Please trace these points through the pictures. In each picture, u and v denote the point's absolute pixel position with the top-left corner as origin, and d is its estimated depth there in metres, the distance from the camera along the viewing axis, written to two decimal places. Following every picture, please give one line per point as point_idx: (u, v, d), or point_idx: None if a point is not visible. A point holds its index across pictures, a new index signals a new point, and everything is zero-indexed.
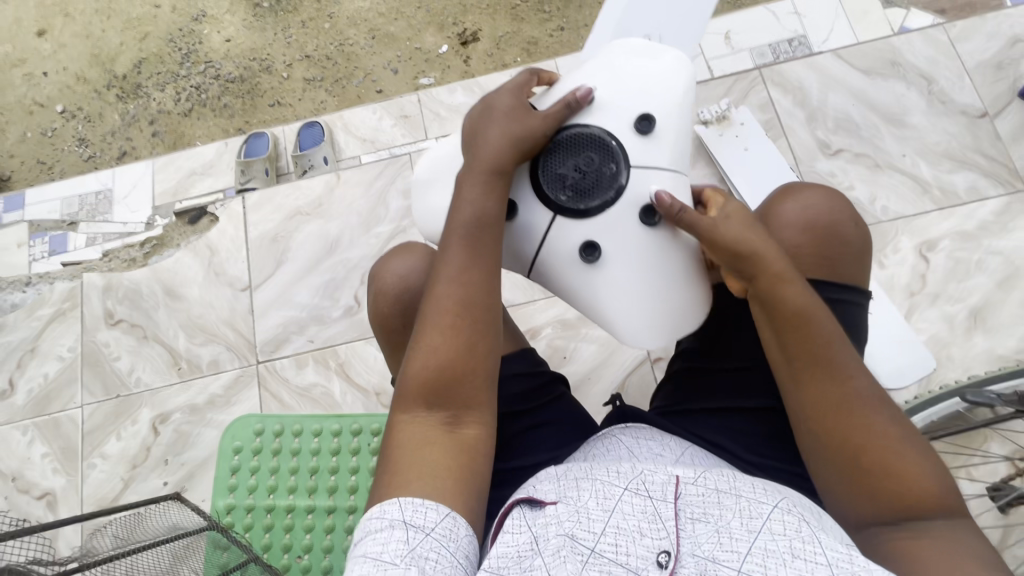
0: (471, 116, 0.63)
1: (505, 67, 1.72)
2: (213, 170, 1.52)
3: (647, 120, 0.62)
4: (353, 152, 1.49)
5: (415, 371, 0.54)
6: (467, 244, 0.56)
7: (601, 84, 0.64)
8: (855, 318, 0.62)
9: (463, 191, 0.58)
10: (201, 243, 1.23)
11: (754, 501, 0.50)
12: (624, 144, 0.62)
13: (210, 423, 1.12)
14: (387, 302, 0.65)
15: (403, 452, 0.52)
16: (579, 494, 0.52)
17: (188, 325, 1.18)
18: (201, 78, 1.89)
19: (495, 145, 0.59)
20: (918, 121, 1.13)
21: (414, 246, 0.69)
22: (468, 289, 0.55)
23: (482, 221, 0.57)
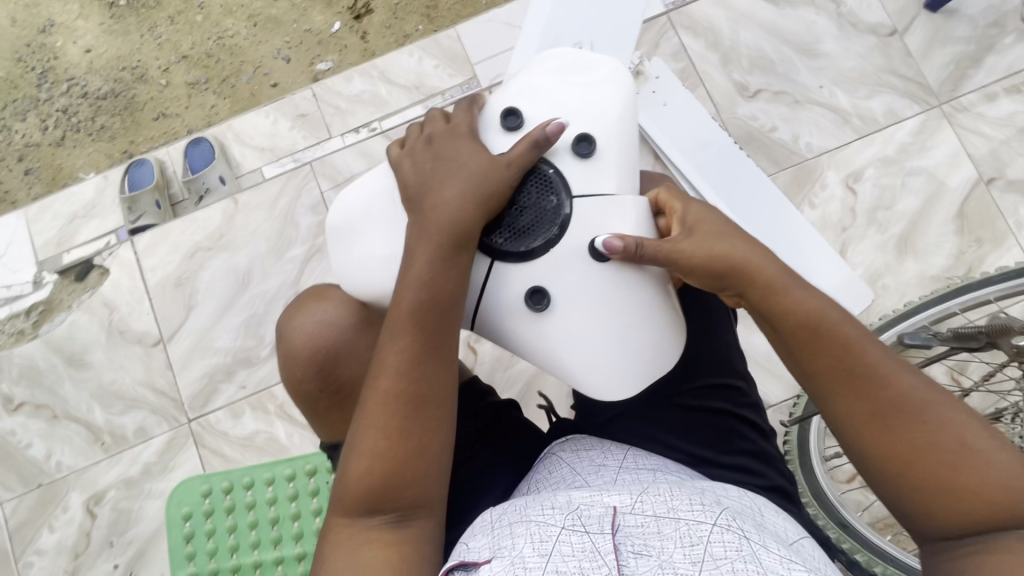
0: (415, 160, 0.55)
1: (407, 38, 1.56)
2: (96, 210, 1.34)
3: (585, 141, 0.54)
4: (253, 165, 1.34)
5: (354, 471, 0.48)
6: (415, 328, 0.50)
7: (534, 104, 0.55)
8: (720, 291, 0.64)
9: (412, 264, 0.51)
10: (97, 300, 1.10)
11: (693, 522, 0.46)
12: (562, 171, 0.54)
13: (151, 494, 1.04)
14: (298, 364, 0.58)
15: (336, 562, 0.47)
16: (513, 543, 0.46)
17: (103, 394, 1.07)
18: (68, 99, 1.66)
19: (455, 206, 0.51)
20: (831, 47, 1.09)
21: (322, 289, 0.62)
22: (416, 385, 0.49)
23: (433, 303, 0.50)
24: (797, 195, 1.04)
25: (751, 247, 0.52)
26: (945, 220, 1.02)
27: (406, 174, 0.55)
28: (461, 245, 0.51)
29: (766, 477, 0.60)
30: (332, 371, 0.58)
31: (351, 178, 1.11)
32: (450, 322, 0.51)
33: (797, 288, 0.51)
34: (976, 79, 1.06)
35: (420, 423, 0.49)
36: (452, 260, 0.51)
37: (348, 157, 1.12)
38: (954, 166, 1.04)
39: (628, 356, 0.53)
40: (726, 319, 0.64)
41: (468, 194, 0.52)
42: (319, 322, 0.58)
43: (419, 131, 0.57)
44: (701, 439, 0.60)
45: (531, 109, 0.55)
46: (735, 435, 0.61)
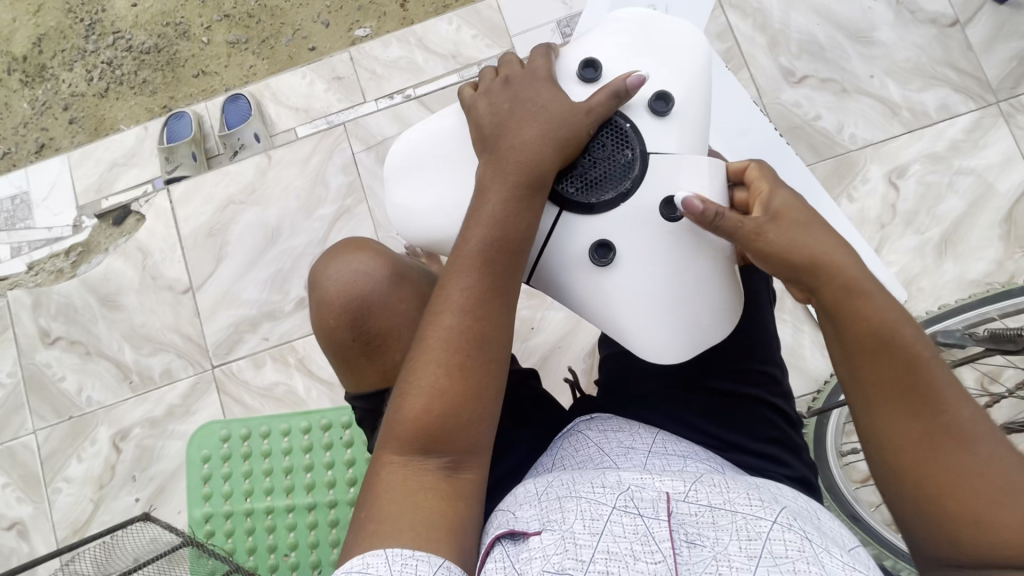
0: (492, 101, 0.54)
1: (446, 8, 1.55)
2: (135, 159, 1.38)
3: (662, 99, 0.53)
4: (287, 125, 1.36)
5: (410, 407, 0.48)
6: (481, 266, 0.50)
7: (612, 59, 0.54)
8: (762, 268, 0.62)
9: (483, 207, 0.51)
10: (132, 245, 1.14)
11: (750, 517, 0.46)
12: (638, 127, 0.53)
13: (173, 435, 1.08)
14: (333, 312, 0.58)
15: (385, 494, 0.47)
16: (563, 516, 0.47)
17: (133, 336, 1.11)
18: (113, 52, 1.70)
19: (536, 148, 0.51)
20: (886, 35, 1.04)
21: (357, 242, 0.62)
22: (478, 326, 0.49)
23: (501, 245, 0.50)
24: (836, 188, 1.01)
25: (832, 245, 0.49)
26: (991, 223, 0.98)
27: (481, 115, 0.54)
28: (536, 188, 0.51)
29: (789, 466, 0.58)
30: (365, 320, 0.58)
31: (383, 141, 1.11)
32: (515, 269, 0.51)
33: (875, 296, 0.48)
34: None
35: (479, 364, 0.49)
36: (526, 203, 0.51)
37: (381, 120, 1.12)
38: (1007, 168, 0.99)
39: (683, 318, 0.52)
40: (765, 305, 0.62)
41: (547, 138, 0.51)
42: (362, 270, 0.58)
43: (494, 75, 0.56)
44: (726, 423, 0.59)
45: (610, 64, 0.54)
46: (763, 422, 0.60)
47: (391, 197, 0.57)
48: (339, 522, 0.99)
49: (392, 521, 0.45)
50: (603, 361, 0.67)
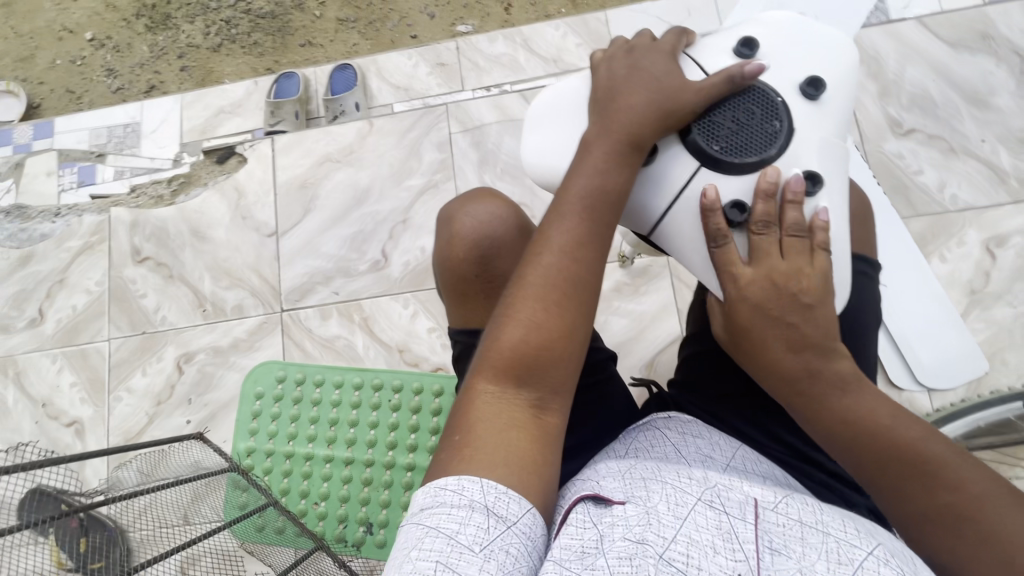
0: (610, 67, 0.55)
1: (548, 18, 1.62)
2: (241, 110, 1.47)
3: (814, 85, 0.53)
4: (385, 100, 1.42)
5: (505, 335, 0.48)
6: (590, 215, 0.50)
7: (772, 44, 0.54)
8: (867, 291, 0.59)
9: (587, 157, 0.52)
10: (230, 184, 1.21)
11: (845, 542, 0.45)
12: (789, 104, 0.53)
13: (233, 367, 1.12)
14: (461, 248, 0.60)
15: (477, 421, 0.47)
16: (648, 495, 0.48)
17: (214, 268, 1.17)
18: (233, 12, 1.82)
19: (641, 111, 0.51)
20: (1004, 103, 1.02)
21: (487, 192, 0.65)
22: (583, 269, 0.50)
23: (605, 193, 0.51)
24: (928, 245, 0.99)
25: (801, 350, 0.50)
26: None
27: (598, 79, 0.55)
28: (638, 147, 0.51)
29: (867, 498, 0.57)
30: (491, 261, 0.59)
31: (480, 127, 1.15)
32: (614, 216, 0.51)
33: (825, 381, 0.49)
34: None
35: (579, 305, 0.49)
36: (630, 159, 0.51)
37: (481, 108, 1.17)
38: None
39: None
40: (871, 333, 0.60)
41: (659, 100, 0.52)
42: (493, 214, 0.61)
43: (621, 43, 0.57)
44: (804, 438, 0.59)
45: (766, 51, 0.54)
46: None
47: (530, 131, 0.58)
48: (372, 481, 1.01)
49: (485, 449, 0.45)
50: (681, 363, 0.68)
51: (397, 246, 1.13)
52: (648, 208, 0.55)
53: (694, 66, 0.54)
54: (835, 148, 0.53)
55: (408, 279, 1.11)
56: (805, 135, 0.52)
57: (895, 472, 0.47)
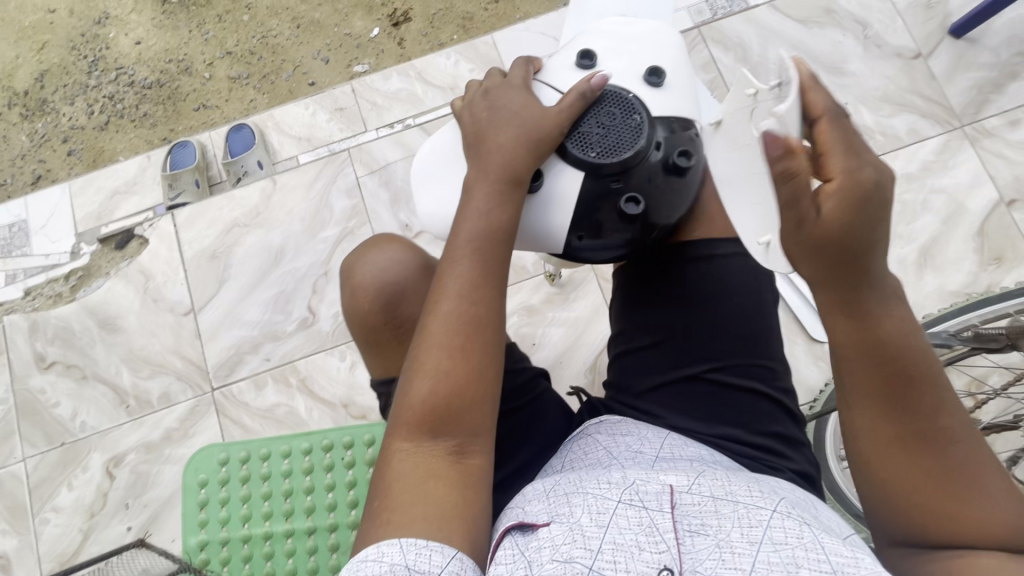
0: (473, 113, 0.57)
1: (442, 46, 1.65)
2: (137, 187, 1.41)
3: (656, 74, 0.56)
4: (289, 153, 1.40)
5: (415, 391, 0.48)
6: (478, 257, 0.51)
7: (605, 49, 0.58)
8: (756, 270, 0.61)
9: (468, 202, 0.52)
10: (133, 268, 1.14)
11: (751, 506, 0.47)
12: (640, 97, 0.55)
13: (169, 460, 1.05)
14: (365, 299, 0.58)
15: (398, 486, 0.46)
16: (570, 510, 0.48)
17: (131, 359, 1.10)
18: (115, 87, 1.75)
19: (508, 149, 0.53)
20: (856, 67, 1.12)
21: (391, 238, 0.64)
22: (479, 310, 0.50)
23: (490, 235, 0.52)
24: None
25: (845, 279, 0.45)
26: (965, 237, 1.04)
27: (466, 129, 0.57)
28: (515, 182, 0.52)
29: (793, 460, 0.58)
30: (398, 307, 0.57)
31: (385, 166, 1.15)
32: (502, 254, 0.52)
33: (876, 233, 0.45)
34: (998, 104, 1.08)
35: (481, 345, 0.49)
36: (505, 195, 0.52)
37: (384, 146, 1.16)
38: (975, 187, 1.06)
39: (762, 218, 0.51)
40: (771, 301, 0.61)
41: (522, 134, 0.53)
42: (394, 260, 0.59)
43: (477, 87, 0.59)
44: (731, 418, 0.59)
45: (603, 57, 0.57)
46: (769, 418, 0.59)
47: (420, 195, 0.59)
48: (339, 546, 0.97)
49: (405, 511, 0.45)
50: (611, 363, 0.66)
51: (323, 300, 1.10)
52: (553, 229, 0.55)
53: (545, 89, 0.57)
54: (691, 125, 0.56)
55: (341, 330, 1.09)
56: (663, 123, 0.54)
57: (928, 439, 0.46)
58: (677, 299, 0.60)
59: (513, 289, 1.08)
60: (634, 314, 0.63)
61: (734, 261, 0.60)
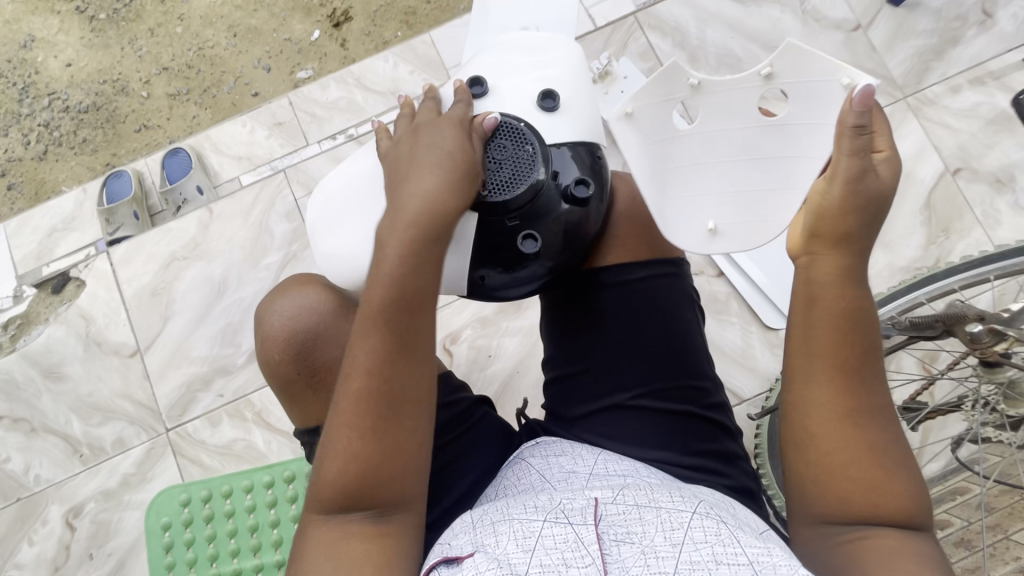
0: (396, 150, 0.52)
1: (386, 44, 1.59)
2: (75, 223, 1.35)
3: (549, 97, 0.54)
4: (231, 174, 1.35)
5: (328, 466, 0.47)
6: (393, 324, 0.47)
7: (496, 73, 0.56)
8: (678, 288, 0.60)
9: (382, 259, 0.48)
10: (73, 313, 1.10)
11: (672, 509, 0.49)
12: (532, 124, 0.53)
13: (130, 505, 1.03)
14: (277, 347, 0.57)
15: (314, 557, 0.46)
16: (497, 540, 0.48)
17: (80, 407, 1.07)
18: (49, 113, 1.67)
19: (425, 202, 0.47)
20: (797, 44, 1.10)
21: (307, 276, 0.61)
22: (396, 381, 0.47)
23: (407, 299, 0.47)
24: None
25: (852, 238, 0.48)
26: (913, 212, 1.03)
27: (387, 169, 0.52)
28: (434, 239, 0.48)
29: (727, 475, 0.58)
30: (311, 354, 0.57)
31: None
32: (419, 322, 0.48)
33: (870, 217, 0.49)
34: (940, 72, 1.07)
35: (398, 417, 0.47)
36: (424, 256, 0.48)
37: (321, 164, 1.12)
38: (920, 159, 1.05)
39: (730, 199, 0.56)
40: (694, 319, 0.60)
41: (437, 184, 0.48)
42: (309, 303, 0.57)
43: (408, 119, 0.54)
44: (664, 439, 0.58)
45: (494, 80, 0.55)
46: (697, 435, 0.58)
47: (317, 248, 0.58)
48: None
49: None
50: (547, 386, 0.64)
51: None
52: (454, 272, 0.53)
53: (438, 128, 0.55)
54: (592, 145, 0.55)
55: None
56: (558, 148, 0.53)
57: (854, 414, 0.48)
58: (600, 326, 0.58)
59: (465, 302, 1.06)
60: (561, 340, 0.61)
61: (654, 284, 0.58)
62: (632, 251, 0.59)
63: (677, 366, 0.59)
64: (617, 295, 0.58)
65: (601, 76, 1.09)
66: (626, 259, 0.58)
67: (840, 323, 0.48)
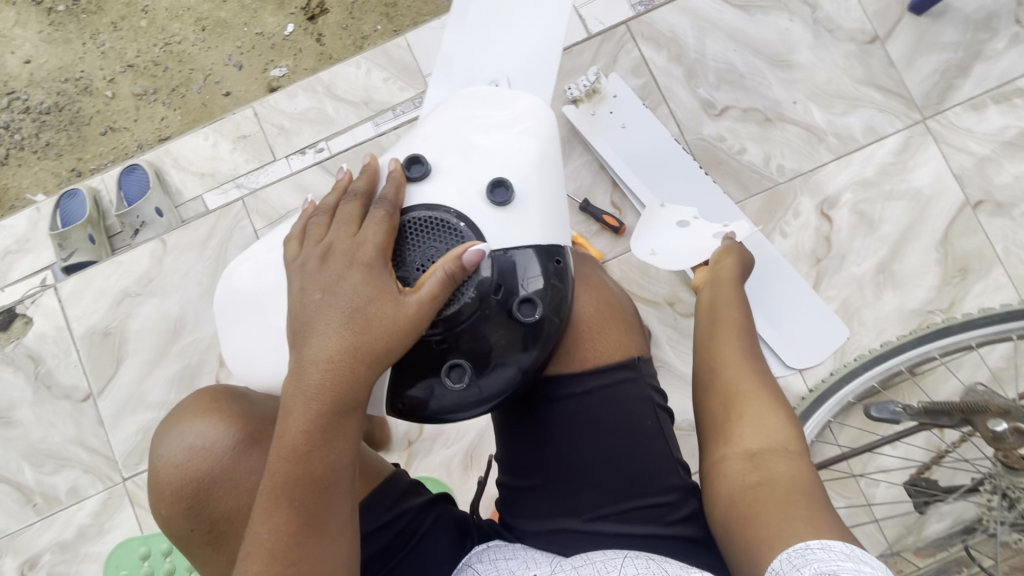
0: (305, 280, 0.43)
1: (364, 41, 1.47)
2: (30, 245, 1.27)
3: (500, 186, 0.46)
4: (194, 193, 1.26)
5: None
6: (297, 504, 0.40)
7: (442, 151, 0.48)
8: (637, 395, 0.53)
9: (287, 428, 0.41)
10: (21, 352, 1.03)
11: (605, 560, 0.49)
12: (475, 223, 0.45)
13: (86, 558, 0.98)
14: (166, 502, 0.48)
15: None
16: None
17: (32, 454, 1.01)
18: (9, 115, 1.57)
19: (335, 362, 0.41)
20: (806, 58, 0.99)
21: (204, 394, 0.51)
22: (299, 558, 0.40)
23: (314, 477, 0.41)
24: (768, 224, 0.96)
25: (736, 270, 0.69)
26: (927, 248, 0.94)
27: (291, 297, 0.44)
28: (349, 410, 0.42)
29: None
30: (203, 505, 0.48)
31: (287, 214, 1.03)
32: (332, 503, 0.41)
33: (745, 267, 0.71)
34: (964, 90, 0.96)
35: None
36: (336, 430, 0.41)
37: (283, 191, 1.03)
38: (938, 189, 0.95)
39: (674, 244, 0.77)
40: (656, 427, 0.53)
41: (355, 341, 0.41)
42: (201, 446, 0.48)
43: (320, 230, 0.45)
44: None
45: (439, 160, 0.47)
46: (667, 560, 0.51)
47: (228, 346, 0.50)
48: None
49: None
50: (501, 493, 0.57)
51: None
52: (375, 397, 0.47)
53: None
54: (551, 240, 0.47)
55: None
56: (507, 249, 0.45)
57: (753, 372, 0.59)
58: (553, 438, 0.52)
59: None
60: (513, 449, 0.54)
61: (611, 392, 0.52)
62: (587, 356, 0.52)
63: (640, 480, 0.52)
64: (571, 403, 0.52)
65: (585, 96, 0.97)
66: (585, 366, 0.52)
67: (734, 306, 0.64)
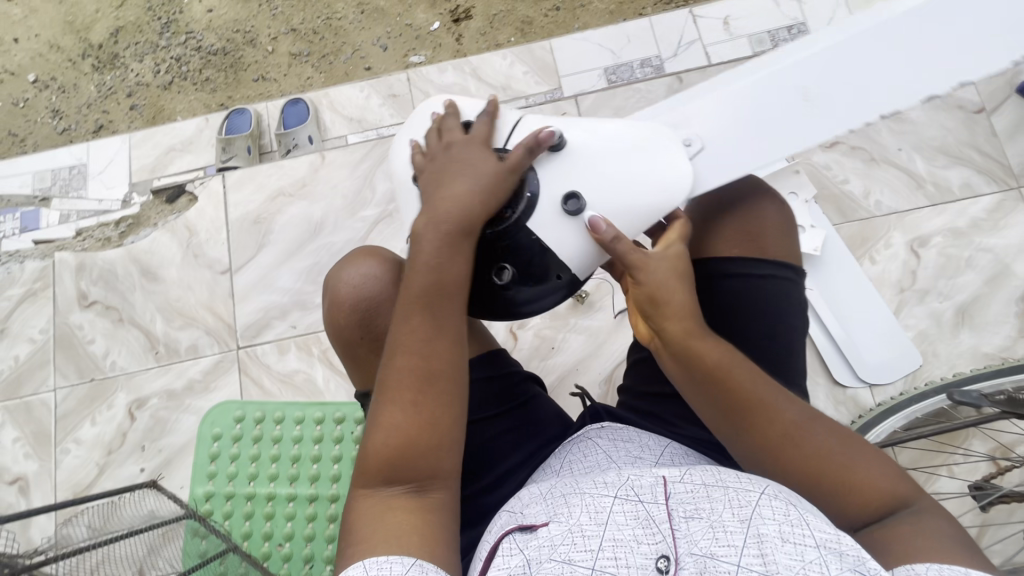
0: (445, 146, 0.61)
1: (498, 47, 1.66)
2: (192, 147, 1.46)
3: (575, 199, 0.60)
4: (339, 132, 1.44)
5: (373, 445, 0.52)
6: (428, 310, 0.54)
7: (582, 143, 0.62)
8: (791, 294, 0.62)
9: (421, 254, 0.55)
10: (180, 222, 1.19)
11: (740, 489, 0.49)
12: (535, 203, 0.60)
13: (188, 409, 1.09)
14: (344, 311, 0.64)
15: (364, 524, 0.49)
16: (570, 510, 0.49)
17: (166, 309, 1.15)
18: (182, 49, 1.78)
19: (461, 194, 0.56)
20: (915, 114, 1.11)
21: (370, 249, 0.68)
22: (429, 361, 0.53)
23: (442, 287, 0.54)
24: (859, 249, 1.05)
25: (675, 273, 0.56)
26: (1007, 300, 1.01)
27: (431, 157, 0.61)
28: (466, 234, 0.56)
29: None
30: (372, 322, 0.63)
31: None
32: (449, 311, 0.54)
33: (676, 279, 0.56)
34: None
35: (434, 394, 0.52)
36: (458, 246, 0.55)
37: None
38: None
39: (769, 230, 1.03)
40: (798, 330, 0.62)
41: (475, 187, 0.57)
42: (371, 275, 0.64)
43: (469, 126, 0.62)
44: None
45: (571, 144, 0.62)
46: None
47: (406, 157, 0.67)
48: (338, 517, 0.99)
49: (369, 541, 0.47)
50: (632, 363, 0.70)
51: None
52: None
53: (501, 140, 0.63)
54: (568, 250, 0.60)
55: None
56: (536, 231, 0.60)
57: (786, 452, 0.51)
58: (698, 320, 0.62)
59: None
60: None
61: (778, 284, 0.61)
62: (767, 250, 0.61)
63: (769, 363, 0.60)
64: (732, 283, 0.60)
65: None
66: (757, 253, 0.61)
67: (744, 372, 0.53)
